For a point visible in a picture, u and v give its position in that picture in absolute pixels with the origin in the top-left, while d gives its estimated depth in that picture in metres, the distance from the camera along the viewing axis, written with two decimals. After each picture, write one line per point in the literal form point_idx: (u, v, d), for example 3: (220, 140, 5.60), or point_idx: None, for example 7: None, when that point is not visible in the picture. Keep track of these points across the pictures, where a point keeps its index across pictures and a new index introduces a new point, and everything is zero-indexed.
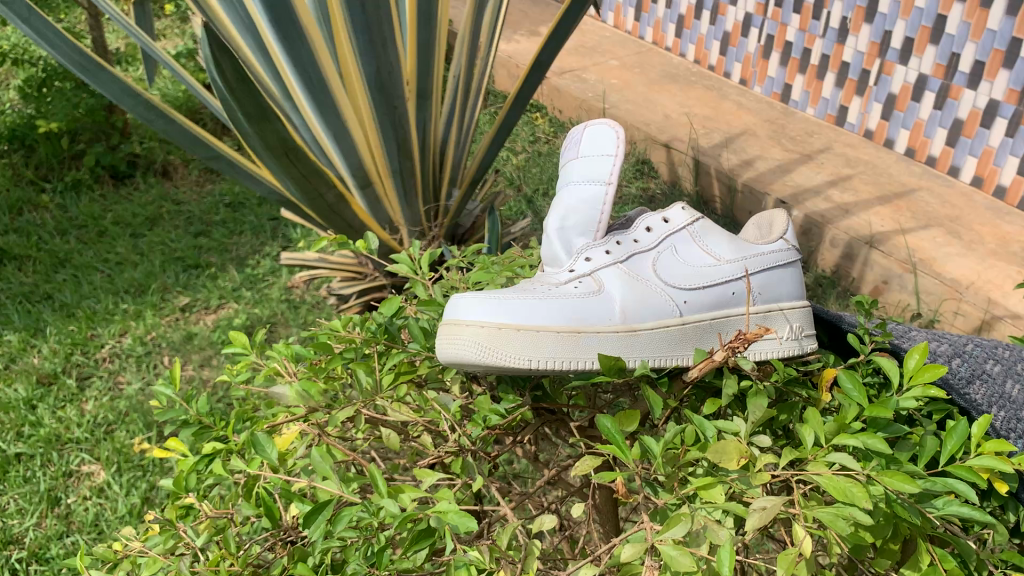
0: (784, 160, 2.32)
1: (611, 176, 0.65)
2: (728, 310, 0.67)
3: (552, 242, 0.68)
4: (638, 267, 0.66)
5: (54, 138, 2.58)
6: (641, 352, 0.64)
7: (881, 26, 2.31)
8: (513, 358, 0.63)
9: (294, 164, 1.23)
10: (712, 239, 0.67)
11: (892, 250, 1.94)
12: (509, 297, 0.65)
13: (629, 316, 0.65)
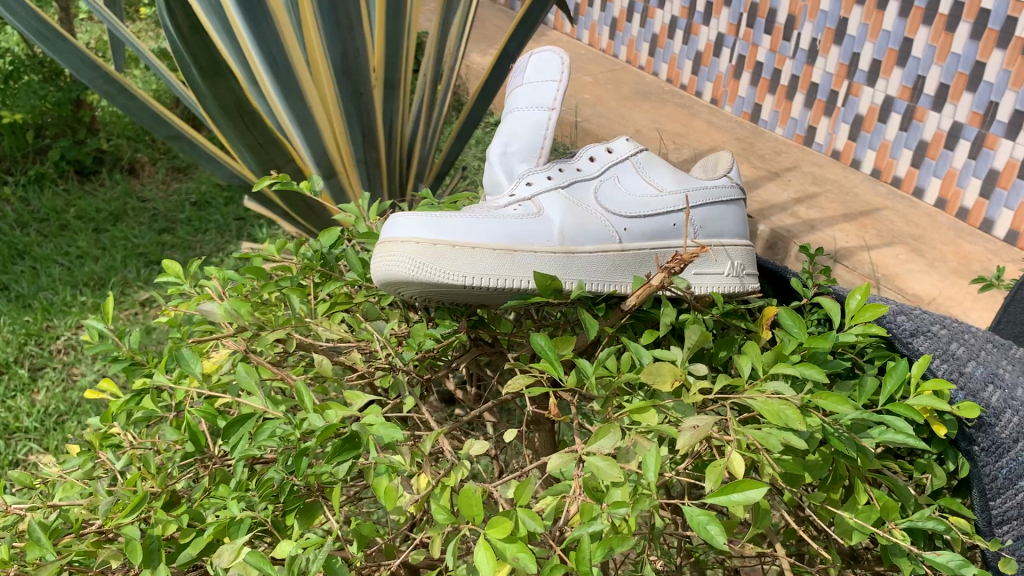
0: (752, 176, 2.34)
1: (554, 102, 0.68)
2: (667, 240, 0.70)
3: (494, 168, 0.71)
4: (580, 194, 0.69)
5: (19, 131, 2.55)
6: (577, 274, 0.66)
7: (849, 48, 2.34)
8: (448, 274, 0.63)
9: (250, 129, 1.20)
10: (654, 171, 0.70)
11: (855, 265, 1.95)
12: (446, 219, 0.66)
13: (567, 238, 0.67)
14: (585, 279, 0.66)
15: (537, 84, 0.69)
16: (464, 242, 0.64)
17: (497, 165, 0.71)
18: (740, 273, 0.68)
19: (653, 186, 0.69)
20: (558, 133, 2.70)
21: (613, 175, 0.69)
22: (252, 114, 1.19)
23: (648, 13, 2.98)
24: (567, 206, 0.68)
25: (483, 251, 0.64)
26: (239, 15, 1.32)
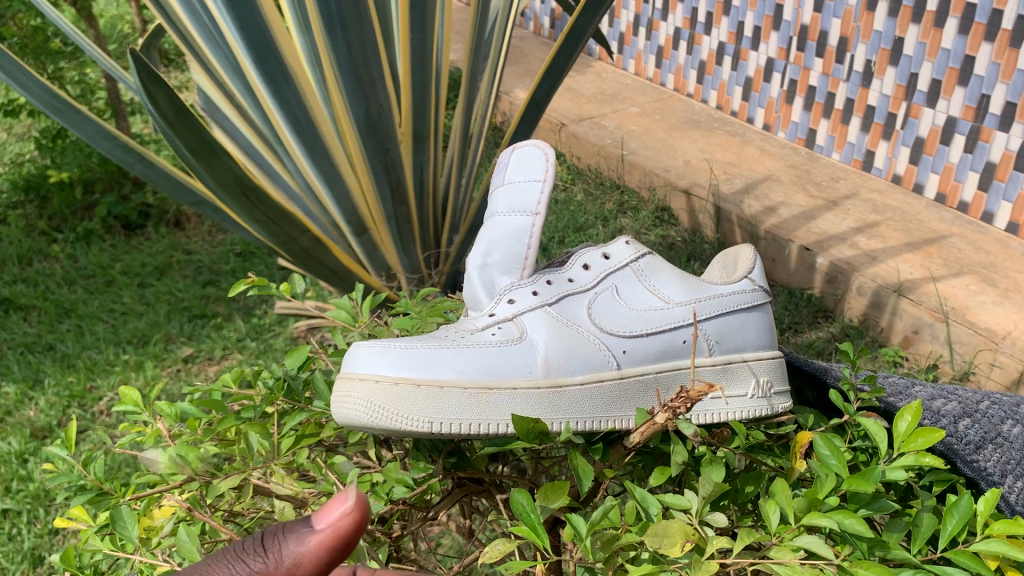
0: (808, 206, 2.23)
1: (537, 206, 0.73)
2: (676, 360, 0.72)
3: (475, 279, 0.76)
4: (569, 309, 0.72)
5: (68, 188, 2.60)
6: (565, 413, 0.68)
7: (906, 68, 2.22)
8: (411, 421, 0.66)
9: (257, 206, 1.19)
10: (658, 279, 0.74)
11: (922, 298, 1.83)
12: (411, 354, 0.70)
13: (552, 367, 0.69)
14: (572, 417, 0.68)
15: (520, 185, 0.74)
16: (429, 381, 0.67)
17: (479, 275, 0.76)
18: (766, 395, 0.71)
19: (660, 299, 0.73)
20: (605, 167, 2.63)
21: (605, 289, 0.73)
22: (256, 191, 1.17)
23: (696, 39, 2.90)
24: (553, 332, 0.71)
25: (449, 393, 0.67)
26: (259, 78, 1.29)
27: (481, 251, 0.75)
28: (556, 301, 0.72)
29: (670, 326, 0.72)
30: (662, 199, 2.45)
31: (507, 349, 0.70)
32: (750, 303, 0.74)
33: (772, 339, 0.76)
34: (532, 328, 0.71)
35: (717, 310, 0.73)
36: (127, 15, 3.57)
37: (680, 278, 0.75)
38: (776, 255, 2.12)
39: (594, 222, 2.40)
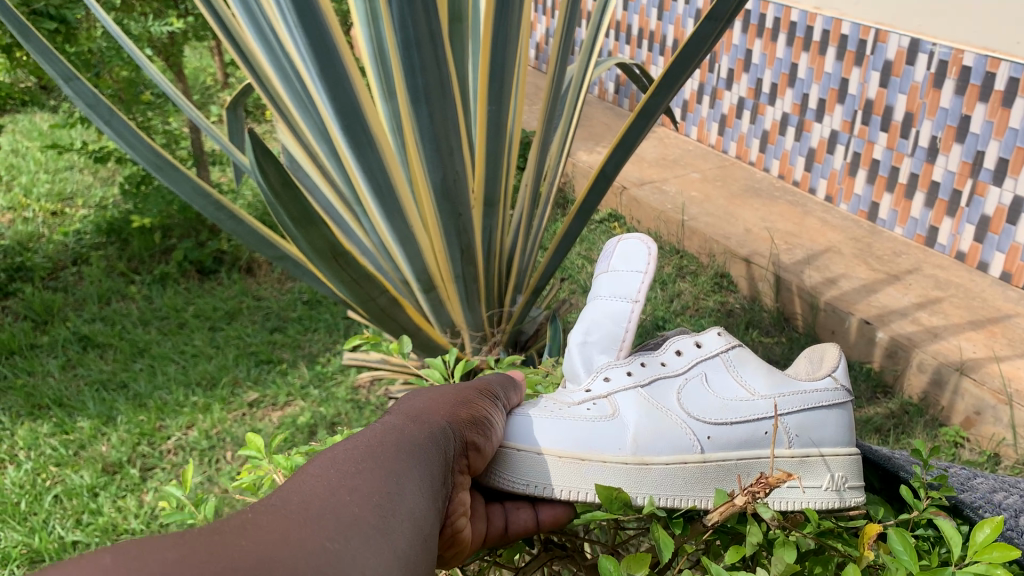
0: (870, 279, 2.23)
1: (637, 294, 0.79)
2: (758, 450, 0.76)
3: (576, 355, 0.82)
4: (660, 391, 0.77)
5: (148, 233, 2.72)
6: (649, 489, 0.72)
7: (973, 146, 2.22)
8: (514, 481, 0.75)
9: (344, 269, 1.26)
10: (747, 372, 0.78)
11: (984, 379, 1.81)
12: (512, 421, 0.79)
13: (639, 446, 0.74)
14: (657, 494, 0.72)
15: (623, 273, 0.81)
16: (529, 447, 0.75)
17: (578, 351, 0.82)
18: (839, 489, 0.74)
19: (747, 390, 0.77)
20: (665, 232, 2.67)
21: (695, 375, 0.78)
22: (344, 256, 1.24)
23: (760, 109, 2.93)
24: (643, 412, 0.75)
25: (548, 459, 0.74)
26: (345, 143, 1.37)
27: (581, 329, 0.82)
28: (648, 382, 0.78)
29: (756, 417, 0.75)
30: (722, 266, 2.47)
31: (600, 424, 0.75)
32: (832, 399, 0.77)
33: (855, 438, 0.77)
34: (624, 406, 0.76)
35: (798, 405, 0.76)
36: (209, 68, 3.74)
37: (766, 371, 0.78)
38: (836, 326, 2.12)
39: (653, 286, 2.43)
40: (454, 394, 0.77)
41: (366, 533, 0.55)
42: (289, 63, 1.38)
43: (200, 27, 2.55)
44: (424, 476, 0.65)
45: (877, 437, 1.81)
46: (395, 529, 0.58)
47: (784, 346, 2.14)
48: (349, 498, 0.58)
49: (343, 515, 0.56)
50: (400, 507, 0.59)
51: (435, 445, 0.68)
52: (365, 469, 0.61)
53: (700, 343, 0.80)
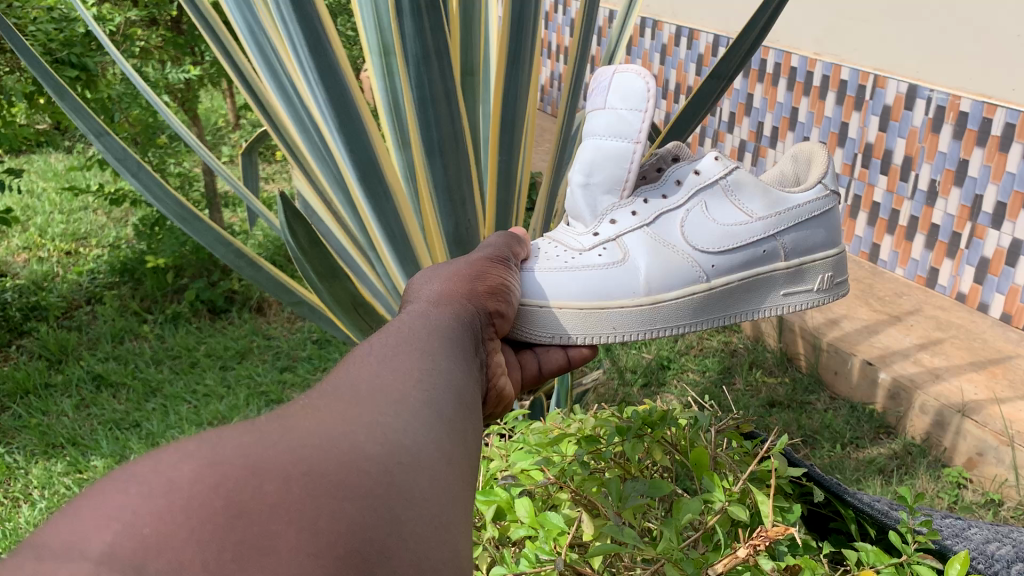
0: (872, 320, 2.26)
1: (637, 136, 0.94)
2: (757, 266, 0.97)
3: (581, 195, 0.99)
4: (670, 227, 0.96)
5: (161, 273, 2.77)
6: (664, 323, 0.95)
7: (971, 189, 2.24)
8: (540, 333, 0.96)
9: (364, 318, 1.30)
10: (743, 198, 0.97)
11: (986, 420, 1.83)
12: (524, 277, 0.97)
13: (656, 288, 0.95)
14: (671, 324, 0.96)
15: (623, 114, 0.95)
16: (570, 306, 0.95)
17: (581, 191, 0.99)
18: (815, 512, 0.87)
19: (745, 214, 0.96)
20: None
21: (695, 206, 0.97)
22: (364, 307, 1.28)
23: (762, 151, 2.98)
24: (651, 253, 0.95)
25: (564, 314, 0.95)
26: (362, 194, 1.41)
27: (585, 172, 0.98)
28: (654, 221, 0.97)
29: (750, 237, 0.95)
30: None
31: (616, 268, 0.95)
32: (823, 206, 0.98)
33: (823, 230, 0.99)
34: (634, 250, 0.96)
35: (792, 222, 0.97)
36: (221, 109, 3.81)
37: (762, 194, 0.97)
38: (839, 367, 2.16)
39: None
40: (471, 268, 0.90)
41: (413, 405, 0.61)
42: (307, 115, 1.43)
43: (216, 74, 2.61)
44: (457, 344, 0.74)
45: (880, 478, 1.83)
46: (440, 394, 0.64)
47: (788, 386, 2.18)
48: (397, 377, 0.64)
49: (391, 393, 0.61)
50: (440, 369, 0.67)
51: (465, 321, 0.80)
52: (403, 351, 0.68)
53: (698, 172, 0.98)
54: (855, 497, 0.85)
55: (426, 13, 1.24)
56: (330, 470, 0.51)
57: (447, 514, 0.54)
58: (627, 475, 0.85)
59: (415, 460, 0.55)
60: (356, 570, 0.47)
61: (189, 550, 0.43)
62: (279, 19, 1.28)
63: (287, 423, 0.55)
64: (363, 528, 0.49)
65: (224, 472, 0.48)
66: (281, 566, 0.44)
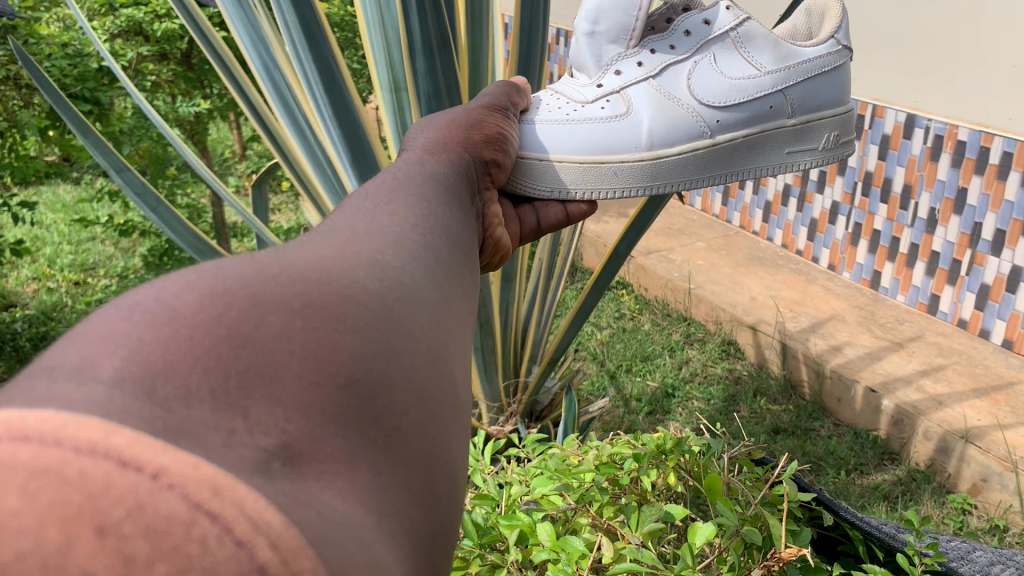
0: (874, 346, 2.28)
1: None
2: (761, 121, 0.99)
3: (587, 43, 1.01)
4: (678, 78, 0.99)
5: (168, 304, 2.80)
6: (664, 180, 0.98)
7: (971, 217, 2.26)
8: (539, 187, 0.98)
9: None
10: (753, 53, 0.99)
11: (990, 446, 1.84)
12: (525, 130, 0.99)
13: (658, 144, 0.97)
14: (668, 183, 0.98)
15: None
16: (574, 159, 0.97)
17: (587, 40, 1.01)
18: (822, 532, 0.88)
19: (754, 67, 0.98)
20: (673, 299, 2.73)
21: (703, 59, 0.99)
22: None
23: (762, 180, 3.01)
24: (656, 106, 0.97)
25: (565, 166, 0.97)
26: None
27: (592, 20, 0.99)
28: (660, 73, 0.99)
29: (756, 91, 0.98)
30: (729, 333, 2.52)
31: (620, 119, 0.97)
32: (834, 60, 1.01)
33: (829, 89, 1.02)
34: (638, 101, 0.98)
35: (799, 77, 0.99)
36: (228, 141, 3.85)
37: (771, 48, 0.99)
38: (842, 394, 2.17)
39: (661, 352, 2.50)
40: (466, 118, 0.87)
41: (411, 246, 0.55)
42: (319, 148, 1.46)
43: (225, 108, 2.67)
44: (453, 192, 0.70)
45: (885, 504, 1.84)
46: (434, 238, 0.58)
47: (791, 414, 2.20)
48: (392, 223, 0.57)
49: (387, 232, 0.55)
50: (441, 207, 0.64)
51: (466, 163, 0.78)
52: (397, 198, 0.61)
53: (708, 22, 1.00)
54: (864, 519, 0.87)
55: (438, 54, 1.30)
56: (331, 302, 0.44)
57: (444, 355, 0.49)
58: (643, 501, 0.87)
59: (413, 297, 0.50)
60: (361, 399, 0.40)
61: (195, 379, 0.35)
62: (295, 59, 1.31)
63: (285, 258, 0.47)
64: (363, 356, 0.42)
65: (227, 301, 0.40)
66: (287, 395, 0.37)
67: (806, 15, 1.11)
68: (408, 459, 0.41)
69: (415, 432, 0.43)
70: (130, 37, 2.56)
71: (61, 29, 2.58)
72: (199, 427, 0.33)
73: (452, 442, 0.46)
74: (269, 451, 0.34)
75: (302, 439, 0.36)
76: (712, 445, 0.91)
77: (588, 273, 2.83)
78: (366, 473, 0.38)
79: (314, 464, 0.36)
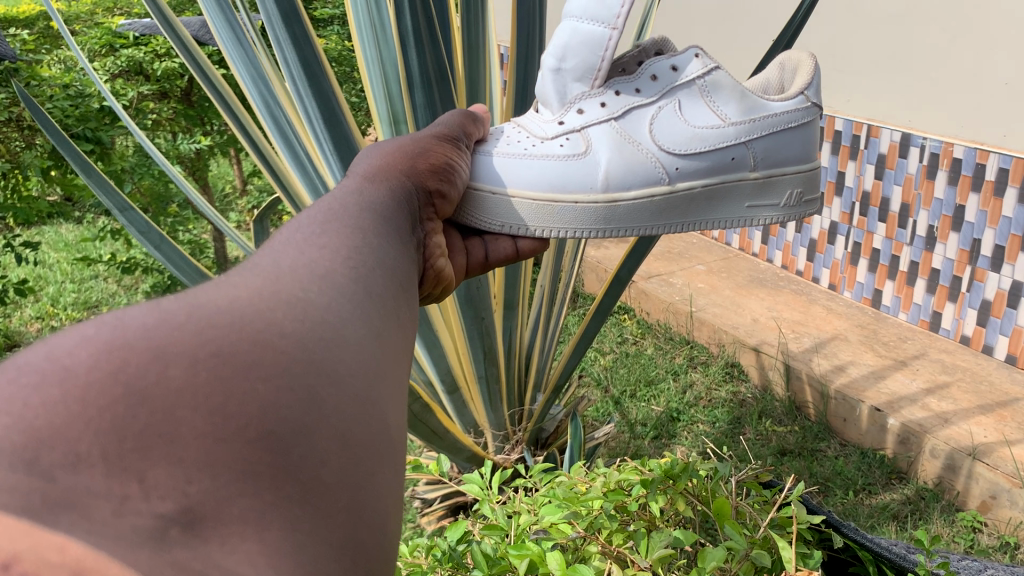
0: (878, 365, 2.27)
1: (613, 26, 0.95)
2: (725, 171, 1.01)
3: (552, 81, 1.01)
4: (640, 124, 0.99)
5: None
6: (619, 226, 0.99)
7: (970, 234, 2.27)
8: (490, 221, 0.99)
9: None
10: (723, 105, 1.00)
11: (998, 463, 1.84)
12: (478, 160, 1.01)
13: (611, 188, 0.98)
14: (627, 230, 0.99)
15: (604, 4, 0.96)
16: (528, 197, 0.98)
17: (553, 76, 1.00)
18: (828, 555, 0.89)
19: (719, 118, 1.00)
20: (675, 322, 2.73)
21: (669, 104, 1.00)
22: None
23: None
24: (615, 149, 0.99)
25: (520, 203, 0.98)
26: None
27: (558, 57, 0.99)
28: (622, 115, 1.00)
29: (719, 141, 1.00)
30: (732, 354, 2.52)
31: (577, 159, 0.98)
32: (800, 116, 1.03)
33: (791, 145, 1.04)
34: (598, 143, 0.99)
35: (762, 130, 1.01)
36: (228, 175, 3.88)
37: (737, 99, 1.01)
38: (847, 414, 2.17)
39: (665, 376, 2.50)
40: (411, 146, 0.89)
41: (340, 281, 0.56)
42: (320, 180, 1.48)
43: (226, 143, 2.70)
44: (394, 222, 0.70)
45: (894, 524, 1.84)
46: (369, 274, 0.59)
47: (797, 434, 2.19)
48: (320, 259, 0.58)
49: (316, 267, 0.56)
50: (378, 238, 0.65)
51: (407, 191, 0.79)
52: (330, 230, 0.62)
53: (676, 68, 1.01)
54: (874, 541, 0.87)
55: (436, 86, 1.33)
56: (242, 349, 0.47)
57: (375, 393, 0.51)
58: (652, 527, 0.87)
59: (339, 336, 0.52)
60: (272, 452, 0.44)
61: (85, 444, 0.41)
62: (296, 96, 1.33)
63: (196, 301, 0.51)
64: (277, 406, 0.45)
65: (127, 356, 0.45)
66: (188, 455, 0.42)
67: (780, 69, 1.12)
68: (327, 509, 0.44)
69: (339, 479, 0.46)
70: (131, 76, 2.59)
71: (61, 72, 2.62)
72: (86, 494, 0.40)
73: (385, 480, 0.49)
74: (167, 516, 0.40)
75: (204, 500, 0.41)
76: (719, 468, 0.92)
77: (589, 298, 2.84)
78: (276, 531, 0.42)
79: (216, 529, 0.41)
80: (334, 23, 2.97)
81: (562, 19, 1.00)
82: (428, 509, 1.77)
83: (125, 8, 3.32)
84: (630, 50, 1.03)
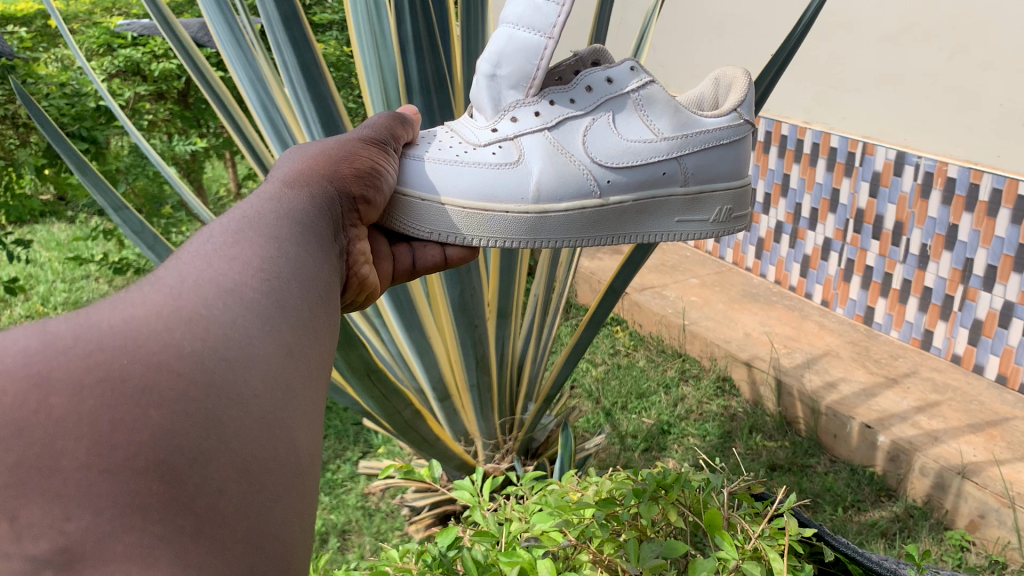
0: (869, 382, 2.27)
1: (550, 33, 0.96)
2: (657, 185, 1.02)
3: (486, 86, 1.00)
4: (573, 135, 1.00)
5: None
6: (547, 236, 0.99)
7: (962, 253, 2.28)
8: (419, 228, 0.98)
9: (376, 384, 1.30)
10: (657, 123, 1.01)
11: (987, 482, 1.83)
12: (407, 165, 0.99)
13: (542, 199, 0.98)
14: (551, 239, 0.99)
15: (543, 10, 0.96)
16: (459, 206, 0.97)
17: (488, 82, 1.00)
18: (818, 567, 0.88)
19: (652, 133, 1.01)
20: (667, 335, 2.73)
21: (602, 117, 1.01)
22: (378, 374, 1.29)
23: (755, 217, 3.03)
24: (547, 160, 0.98)
25: (451, 210, 0.97)
26: None
27: (493, 63, 0.98)
28: (556, 126, 1.00)
29: (651, 156, 1.00)
30: (724, 368, 2.52)
31: (509, 168, 0.98)
32: (732, 133, 1.05)
33: (721, 163, 1.05)
34: (531, 152, 0.99)
35: (694, 147, 1.02)
36: (222, 179, 3.89)
37: (670, 115, 1.02)
38: (838, 430, 2.17)
39: (657, 389, 2.49)
40: (338, 150, 0.89)
41: (249, 296, 0.56)
42: None
43: (221, 145, 2.71)
44: (313, 230, 0.71)
45: (883, 541, 1.83)
46: (282, 287, 0.59)
47: (787, 450, 2.19)
48: (224, 271, 0.58)
49: (224, 281, 0.56)
50: (295, 247, 0.65)
51: (327, 198, 0.79)
52: (243, 241, 0.62)
53: (612, 80, 1.02)
54: (864, 555, 0.87)
55: (435, 92, 1.32)
56: (134, 373, 0.47)
57: (282, 415, 0.51)
58: (644, 537, 0.86)
59: (244, 355, 0.52)
60: (164, 482, 0.44)
61: None
62: (293, 100, 1.33)
63: (86, 321, 0.49)
64: (172, 434, 0.45)
65: (3, 385, 0.44)
66: (68, 489, 0.42)
67: (714, 84, 1.14)
68: (223, 540, 0.44)
69: (237, 507, 0.46)
70: (127, 77, 2.59)
71: (58, 70, 2.63)
72: None
73: (290, 504, 0.49)
74: (40, 557, 0.40)
75: (83, 538, 0.41)
76: (712, 479, 0.92)
77: (581, 309, 2.84)
78: (165, 565, 0.42)
79: (96, 566, 0.40)
80: (332, 29, 2.99)
81: (498, 26, 1.00)
82: (417, 517, 1.76)
83: (123, 9, 3.33)
84: (567, 59, 1.02)
